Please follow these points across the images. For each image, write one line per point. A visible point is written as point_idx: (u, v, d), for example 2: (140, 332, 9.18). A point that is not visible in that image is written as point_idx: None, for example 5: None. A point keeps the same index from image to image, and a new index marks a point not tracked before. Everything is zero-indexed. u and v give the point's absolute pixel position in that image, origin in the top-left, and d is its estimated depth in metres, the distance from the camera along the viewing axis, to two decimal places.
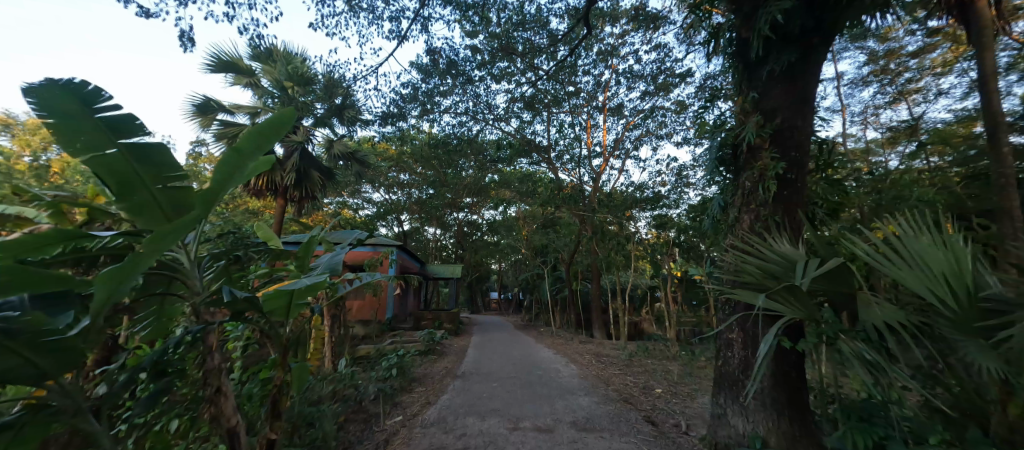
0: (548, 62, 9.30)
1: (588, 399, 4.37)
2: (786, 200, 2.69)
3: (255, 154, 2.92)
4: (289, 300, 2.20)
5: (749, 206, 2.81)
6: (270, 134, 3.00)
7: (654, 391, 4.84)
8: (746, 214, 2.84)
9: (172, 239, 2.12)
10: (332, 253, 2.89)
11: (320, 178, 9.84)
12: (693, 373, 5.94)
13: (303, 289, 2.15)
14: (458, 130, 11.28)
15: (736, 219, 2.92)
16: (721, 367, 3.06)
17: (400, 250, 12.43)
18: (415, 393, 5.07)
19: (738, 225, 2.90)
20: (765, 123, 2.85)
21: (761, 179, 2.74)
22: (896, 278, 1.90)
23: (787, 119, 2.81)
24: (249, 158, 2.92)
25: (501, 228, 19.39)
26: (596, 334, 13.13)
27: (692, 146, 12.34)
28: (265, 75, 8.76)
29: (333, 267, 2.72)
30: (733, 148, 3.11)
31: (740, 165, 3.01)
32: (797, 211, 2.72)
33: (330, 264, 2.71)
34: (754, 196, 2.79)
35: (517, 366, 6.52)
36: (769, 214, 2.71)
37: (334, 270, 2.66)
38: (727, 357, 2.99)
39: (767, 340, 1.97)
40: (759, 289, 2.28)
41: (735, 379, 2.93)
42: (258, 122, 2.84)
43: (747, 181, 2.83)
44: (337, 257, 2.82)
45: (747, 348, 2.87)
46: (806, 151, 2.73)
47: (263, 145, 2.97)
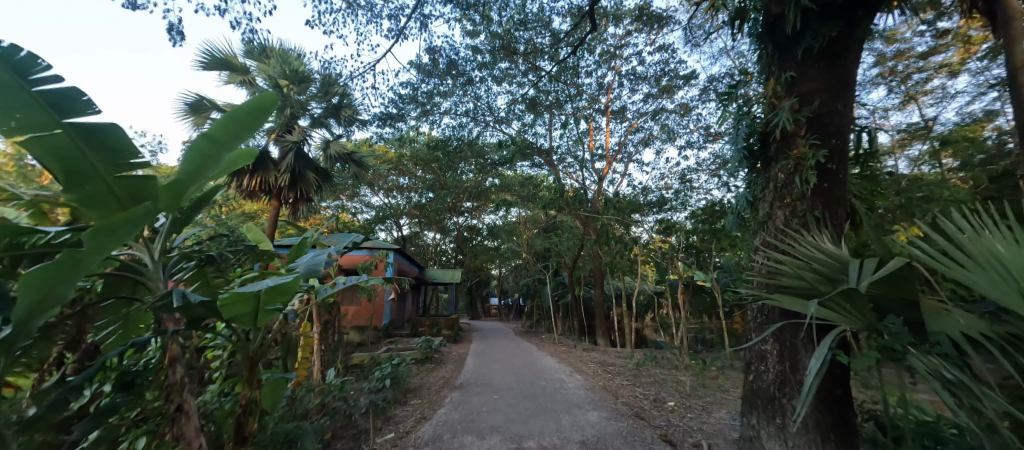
0: (550, 63, 9.06)
1: (597, 415, 4.04)
2: (827, 193, 2.42)
3: (233, 144, 2.63)
4: (256, 305, 1.89)
5: (784, 201, 2.55)
6: (250, 121, 2.68)
7: (667, 405, 4.52)
8: (779, 209, 2.58)
9: (121, 238, 1.84)
10: (314, 254, 2.60)
11: (315, 179, 9.49)
12: (706, 384, 5.61)
13: (268, 292, 1.84)
14: (458, 132, 11.03)
15: (768, 216, 2.65)
16: (753, 384, 2.77)
17: (398, 254, 12.11)
18: (411, 405, 4.74)
19: (770, 222, 2.63)
20: (800, 108, 2.59)
21: (797, 169, 2.50)
22: (964, 282, 1.59)
23: (826, 102, 2.55)
24: (225, 148, 2.63)
25: (501, 232, 19.09)
26: (599, 341, 12.79)
27: (696, 149, 12.11)
28: (259, 74, 8.52)
29: (313, 269, 2.42)
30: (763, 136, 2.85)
31: (771, 155, 2.75)
32: (839, 205, 2.45)
33: (309, 266, 2.41)
34: (789, 189, 2.54)
35: (518, 376, 6.19)
36: (807, 209, 2.45)
37: (314, 272, 2.36)
38: (761, 371, 2.72)
39: (821, 354, 1.65)
40: (808, 296, 1.97)
41: (771, 397, 2.66)
42: (234, 106, 2.52)
43: (780, 173, 2.57)
44: (319, 257, 2.53)
45: (783, 362, 2.59)
46: (847, 138, 2.49)
47: (242, 133, 2.67)
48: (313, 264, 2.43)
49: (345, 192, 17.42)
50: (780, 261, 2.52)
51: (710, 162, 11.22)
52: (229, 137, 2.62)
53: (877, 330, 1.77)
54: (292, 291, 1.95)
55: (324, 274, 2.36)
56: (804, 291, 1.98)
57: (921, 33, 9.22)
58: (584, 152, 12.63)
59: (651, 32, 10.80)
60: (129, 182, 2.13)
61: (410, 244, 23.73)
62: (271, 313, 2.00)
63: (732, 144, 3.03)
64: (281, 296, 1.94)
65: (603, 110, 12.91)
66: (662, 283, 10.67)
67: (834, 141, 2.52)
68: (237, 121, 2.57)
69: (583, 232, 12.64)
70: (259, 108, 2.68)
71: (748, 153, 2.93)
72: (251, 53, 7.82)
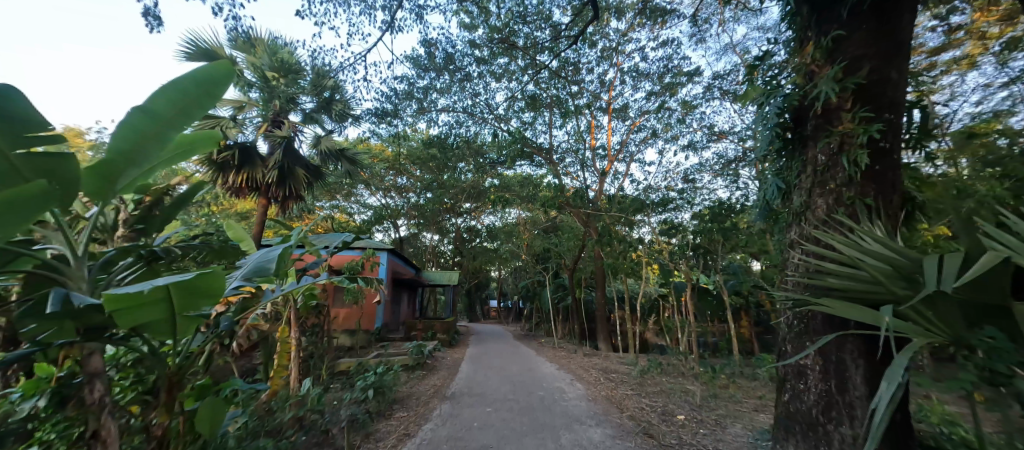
0: (551, 58, 8.70)
1: (600, 432, 3.64)
2: (879, 176, 2.14)
3: (182, 122, 2.24)
4: (170, 311, 1.59)
5: (826, 188, 2.27)
6: (200, 96, 2.28)
7: (676, 419, 4.13)
8: (820, 197, 2.30)
9: (10, 226, 1.60)
10: (265, 252, 2.28)
11: (305, 176, 9.08)
12: (717, 394, 5.21)
13: (181, 293, 1.52)
14: (456, 130, 10.70)
15: (806, 205, 2.38)
16: (791, 406, 2.47)
17: (393, 253, 11.72)
18: (396, 418, 4.35)
19: (808, 213, 2.35)
20: (845, 77, 2.30)
21: (841, 149, 2.25)
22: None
23: (876, 69, 2.26)
24: (173, 127, 2.24)
25: (500, 234, 18.67)
26: (600, 346, 12.37)
27: (700, 148, 11.75)
28: (246, 67, 7.97)
29: (262, 268, 2.10)
30: (799, 112, 2.56)
31: (808, 133, 2.49)
32: (892, 190, 2.16)
33: (257, 264, 2.09)
34: (833, 173, 2.27)
35: (514, 385, 5.81)
36: (855, 196, 2.17)
37: (264, 270, 2.05)
38: (801, 391, 2.41)
39: (896, 377, 1.28)
40: (881, 302, 1.58)
41: (813, 422, 2.34)
42: (176, 76, 2.11)
43: (820, 156, 2.33)
44: (272, 252, 2.19)
45: (829, 381, 2.28)
46: (900, 111, 2.20)
47: (192, 110, 2.27)
48: (263, 262, 2.11)
49: (341, 191, 17.06)
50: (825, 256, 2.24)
51: (714, 162, 10.85)
52: (176, 114, 2.23)
53: (966, 345, 1.40)
54: (221, 292, 1.65)
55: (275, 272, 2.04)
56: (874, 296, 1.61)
57: (932, 29, 8.85)
58: (585, 151, 12.25)
59: (653, 28, 10.49)
60: (37, 159, 1.77)
61: (408, 245, 23.39)
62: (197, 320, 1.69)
63: (760, 123, 2.75)
64: (206, 300, 1.64)
65: (605, 108, 12.56)
66: (666, 285, 10.27)
67: (886, 116, 2.23)
68: (184, 95, 2.18)
69: (584, 232, 12.23)
70: (210, 81, 2.27)
71: (781, 132, 2.65)
72: (238, 44, 7.44)
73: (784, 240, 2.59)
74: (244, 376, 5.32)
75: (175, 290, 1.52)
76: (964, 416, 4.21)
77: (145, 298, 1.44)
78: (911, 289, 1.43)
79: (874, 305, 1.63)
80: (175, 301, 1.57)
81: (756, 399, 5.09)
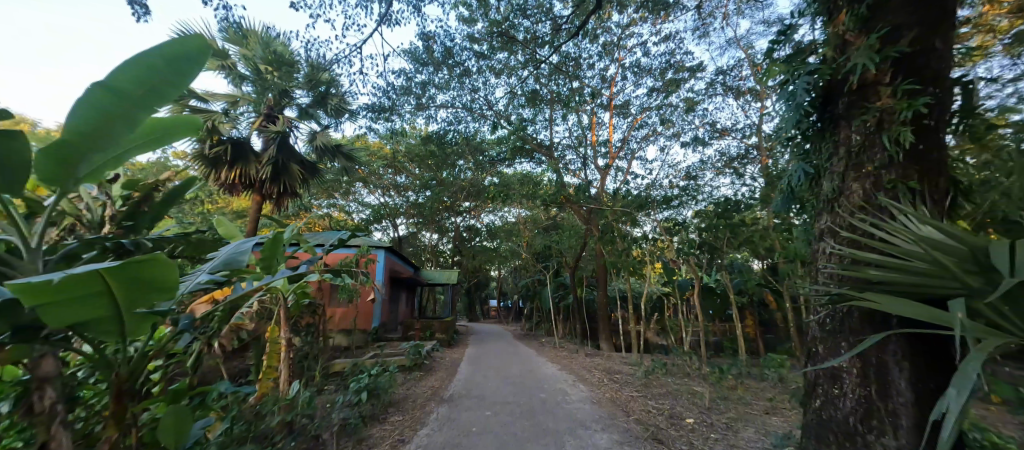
0: (551, 53, 8.50)
1: (606, 438, 3.45)
2: (924, 157, 2.03)
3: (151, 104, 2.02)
4: (116, 311, 1.46)
5: (863, 171, 2.14)
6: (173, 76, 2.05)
7: (685, 422, 3.94)
8: (854, 181, 2.18)
9: None
10: (240, 245, 2.10)
11: (301, 172, 8.84)
12: (726, 396, 5.01)
13: (128, 286, 1.40)
14: (454, 126, 10.50)
15: (839, 191, 2.25)
16: (824, 414, 2.30)
17: (391, 252, 11.51)
18: (391, 422, 4.15)
19: (842, 199, 2.23)
20: (884, 46, 2.18)
21: (881, 127, 2.14)
22: None
23: (919, 39, 2.13)
24: (141, 107, 2.02)
25: (500, 233, 18.42)
26: (602, 346, 12.17)
27: (702, 145, 11.56)
28: (241, 60, 7.80)
29: (235, 260, 1.93)
30: (829, 89, 2.44)
31: (841, 112, 2.37)
32: (939, 171, 2.04)
33: (230, 255, 1.92)
34: (870, 154, 2.15)
35: (515, 386, 5.60)
36: (896, 180, 2.05)
37: (237, 263, 1.87)
38: (836, 397, 2.24)
39: (969, 384, 1.04)
40: (944, 296, 1.35)
41: (850, 431, 2.17)
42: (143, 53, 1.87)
43: (856, 135, 2.22)
44: (244, 246, 2.01)
45: (868, 387, 2.12)
46: (946, 86, 2.09)
47: (163, 91, 2.05)
48: (236, 254, 1.94)
49: (339, 190, 16.84)
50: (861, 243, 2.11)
51: (716, 159, 10.62)
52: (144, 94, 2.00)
53: None
54: (174, 283, 1.50)
55: (248, 265, 1.87)
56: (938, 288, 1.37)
57: None
58: (587, 148, 12.05)
59: (656, 22, 10.30)
60: None
61: (407, 245, 23.14)
62: (149, 317, 1.55)
63: (786, 103, 2.62)
64: (158, 293, 1.50)
65: (606, 104, 12.36)
66: (669, 284, 10.06)
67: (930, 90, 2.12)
68: (153, 74, 1.95)
69: (585, 230, 12.02)
70: (182, 58, 2.02)
71: (809, 111, 2.53)
72: (230, 37, 7.24)
73: (813, 230, 2.47)
74: (234, 378, 5.11)
75: (119, 280, 1.36)
76: (985, 417, 4.02)
77: (84, 288, 1.29)
78: (989, 285, 1.19)
79: (934, 298, 1.40)
80: (120, 293, 1.42)
81: (767, 401, 4.90)
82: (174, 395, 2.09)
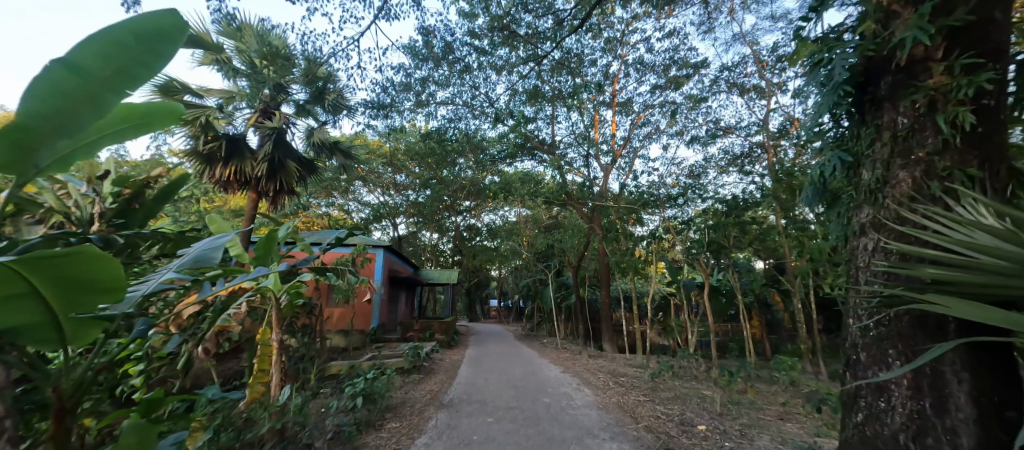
0: (552, 49, 8.30)
1: (615, 447, 3.27)
2: (982, 140, 1.98)
3: (130, 90, 1.61)
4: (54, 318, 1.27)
5: (912, 158, 2.12)
6: (158, 58, 1.66)
7: (696, 429, 3.75)
8: (902, 169, 2.15)
9: None
10: (213, 241, 1.87)
11: (298, 170, 8.64)
12: (738, 400, 4.82)
13: (61, 285, 1.20)
14: (454, 124, 10.29)
15: (884, 179, 2.22)
16: (868, 430, 2.13)
17: (390, 251, 11.33)
18: (388, 429, 3.95)
19: (888, 188, 2.19)
20: (938, 18, 2.10)
21: (933, 109, 2.11)
22: None
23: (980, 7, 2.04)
24: (111, 92, 1.57)
25: (500, 232, 18.22)
26: (604, 347, 11.98)
27: (706, 142, 11.39)
28: (236, 55, 7.71)
29: (206, 257, 1.71)
30: (871, 70, 2.40)
31: (884, 96, 2.35)
32: (1002, 154, 1.97)
33: (200, 253, 1.70)
34: (920, 138, 2.12)
35: (517, 390, 5.42)
36: (951, 166, 2.01)
37: (207, 261, 1.65)
38: (883, 412, 2.06)
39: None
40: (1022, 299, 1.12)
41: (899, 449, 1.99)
42: (123, 24, 1.46)
43: (903, 120, 2.20)
44: (218, 241, 1.84)
45: (920, 399, 1.95)
46: (1008, 59, 1.99)
47: (141, 74, 1.64)
48: (205, 252, 1.71)
49: (338, 188, 16.66)
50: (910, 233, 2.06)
51: (721, 157, 10.40)
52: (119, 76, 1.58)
53: None
54: (123, 287, 1.33)
55: (220, 265, 1.64)
56: (1010, 292, 1.15)
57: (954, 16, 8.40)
58: (589, 146, 11.85)
59: (660, 17, 10.10)
60: None
61: (407, 244, 22.96)
62: (92, 322, 1.33)
63: (821, 90, 2.61)
64: (103, 296, 1.30)
65: (608, 102, 12.17)
66: (673, 284, 9.88)
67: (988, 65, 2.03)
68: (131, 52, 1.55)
69: (588, 229, 11.83)
70: (156, 32, 1.58)
71: (848, 94, 2.48)
72: (226, 31, 7.08)
73: (852, 222, 2.42)
74: (225, 381, 4.93)
75: (49, 280, 1.17)
76: None
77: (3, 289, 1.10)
78: None
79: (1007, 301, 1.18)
80: (55, 297, 1.23)
81: (780, 406, 4.70)
82: (148, 405, 1.91)
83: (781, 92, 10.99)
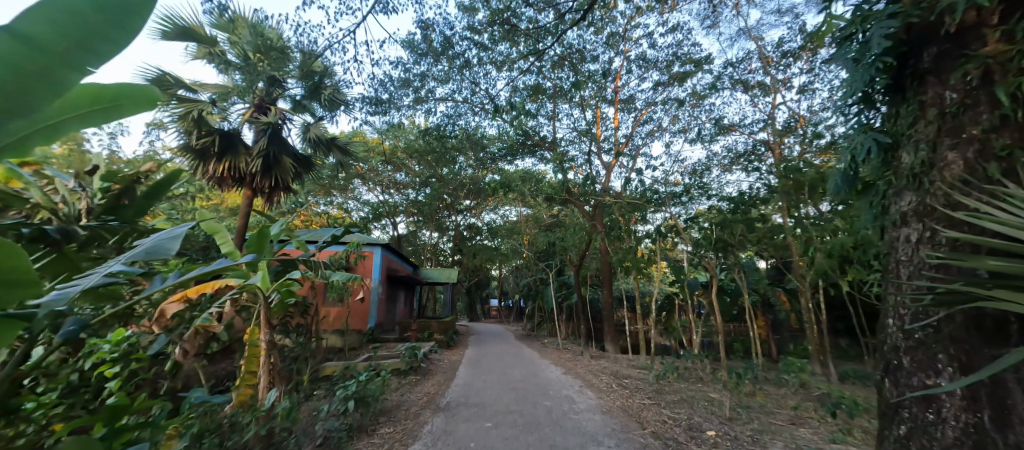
0: (553, 45, 8.11)
1: None
2: None
3: (93, 69, 1.09)
4: None
5: (965, 136, 1.97)
6: (138, 24, 1.12)
7: (705, 435, 3.56)
8: (952, 149, 2.00)
9: None
10: (171, 232, 1.63)
11: (293, 166, 8.45)
12: (746, 403, 4.63)
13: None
14: (453, 121, 10.10)
15: (931, 162, 2.06)
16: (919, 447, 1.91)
17: (387, 250, 11.14)
18: (381, 434, 3.75)
19: (937, 171, 2.03)
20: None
21: (989, 82, 1.97)
22: None
23: None
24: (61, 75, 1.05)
25: (500, 231, 18.04)
26: (606, 347, 11.78)
27: (709, 140, 11.20)
28: (230, 48, 7.50)
29: (159, 249, 1.46)
30: (916, 40, 2.30)
31: (932, 72, 2.20)
32: None
33: (154, 243, 1.45)
34: (973, 114, 1.99)
35: (518, 393, 5.23)
36: (1011, 144, 1.85)
37: (164, 251, 1.40)
38: (940, 428, 1.85)
39: None
40: None
41: None
42: None
43: (952, 95, 2.06)
44: (174, 232, 1.60)
45: (978, 411, 1.75)
46: None
47: (104, 50, 1.11)
48: (161, 242, 1.47)
49: (336, 187, 16.48)
50: (963, 220, 1.90)
51: (724, 155, 10.20)
52: (79, 47, 1.06)
53: None
54: (37, 284, 1.07)
55: (177, 257, 1.40)
56: None
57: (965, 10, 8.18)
58: (591, 144, 11.64)
59: (663, 11, 9.91)
60: None
61: (406, 244, 22.80)
62: (9, 323, 1.09)
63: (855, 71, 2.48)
64: (15, 294, 1.04)
65: (611, 99, 11.97)
66: (676, 284, 9.71)
67: None
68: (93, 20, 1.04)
69: (589, 228, 11.64)
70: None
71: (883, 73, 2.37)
72: (219, 23, 6.89)
73: (891, 210, 2.26)
74: (215, 382, 4.74)
75: None
76: None
77: None
78: None
79: None
80: None
81: (790, 409, 4.51)
82: (112, 411, 1.71)
83: (785, 89, 10.80)
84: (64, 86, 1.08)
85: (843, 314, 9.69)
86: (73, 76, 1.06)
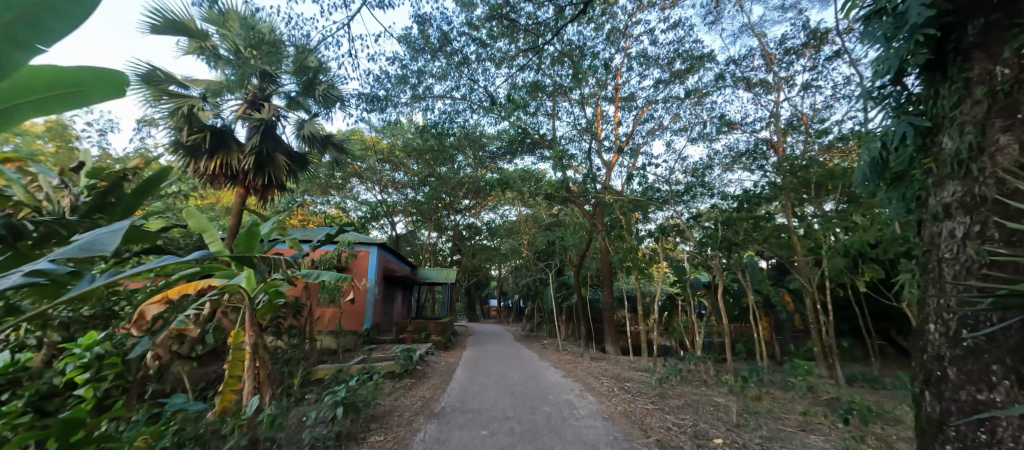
0: (553, 41, 7.94)
1: None
2: None
3: (40, 48, 1.28)
4: None
5: (1019, 117, 1.84)
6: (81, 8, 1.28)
7: (712, 443, 3.39)
8: (1005, 132, 1.88)
9: None
10: (109, 229, 1.49)
11: (287, 163, 8.26)
12: (754, 408, 4.46)
13: None
14: (451, 119, 9.93)
15: (983, 145, 1.93)
16: None
17: (384, 249, 10.96)
18: (371, 443, 3.56)
19: (992, 156, 1.89)
20: None
21: None
22: None
23: None
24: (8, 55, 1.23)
25: (500, 231, 17.88)
26: (607, 348, 11.61)
27: (711, 138, 11.03)
28: (223, 42, 7.32)
29: (95, 245, 1.33)
30: (964, 9, 2.17)
31: (980, 51, 2.06)
32: None
33: (87, 239, 1.31)
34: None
35: (516, 397, 5.06)
36: None
37: (100, 249, 1.27)
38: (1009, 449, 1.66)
39: None
40: None
41: None
42: None
43: (1005, 74, 1.94)
44: (113, 228, 1.47)
45: None
46: None
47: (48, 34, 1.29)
48: (98, 239, 1.34)
49: (334, 186, 16.30)
50: (1021, 212, 1.78)
51: (726, 154, 10.03)
52: (25, 27, 1.26)
53: None
54: None
55: (116, 255, 1.26)
56: None
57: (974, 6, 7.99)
58: (591, 142, 11.46)
59: (665, 7, 9.72)
60: None
61: (405, 244, 22.64)
62: None
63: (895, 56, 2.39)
64: None
65: (611, 97, 11.79)
66: (678, 284, 9.55)
67: None
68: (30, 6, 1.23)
69: (589, 227, 11.47)
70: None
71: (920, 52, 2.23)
72: (211, 16, 6.69)
73: (931, 203, 2.19)
74: (200, 387, 4.56)
75: None
76: None
77: None
78: None
79: None
80: None
81: (799, 415, 4.34)
82: (65, 427, 1.45)
83: (789, 86, 10.62)
84: (14, 65, 1.27)
85: (848, 315, 9.51)
86: (21, 55, 1.25)
